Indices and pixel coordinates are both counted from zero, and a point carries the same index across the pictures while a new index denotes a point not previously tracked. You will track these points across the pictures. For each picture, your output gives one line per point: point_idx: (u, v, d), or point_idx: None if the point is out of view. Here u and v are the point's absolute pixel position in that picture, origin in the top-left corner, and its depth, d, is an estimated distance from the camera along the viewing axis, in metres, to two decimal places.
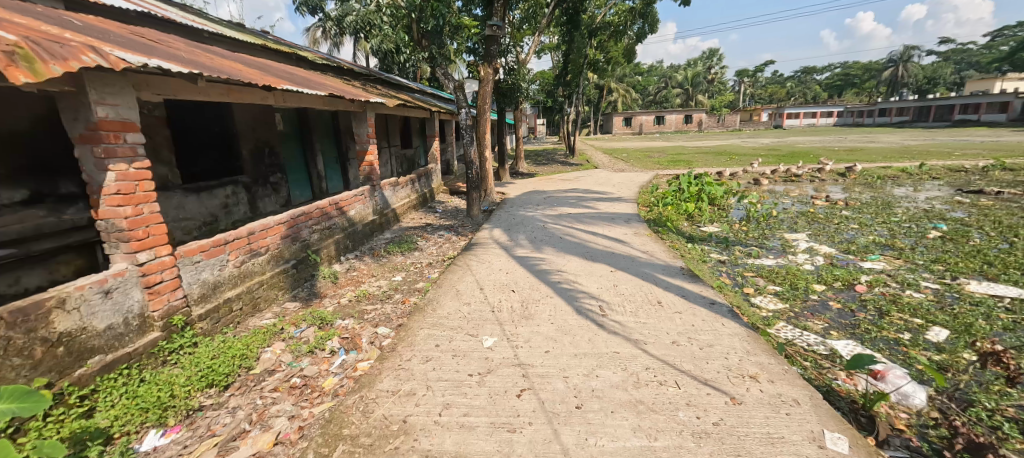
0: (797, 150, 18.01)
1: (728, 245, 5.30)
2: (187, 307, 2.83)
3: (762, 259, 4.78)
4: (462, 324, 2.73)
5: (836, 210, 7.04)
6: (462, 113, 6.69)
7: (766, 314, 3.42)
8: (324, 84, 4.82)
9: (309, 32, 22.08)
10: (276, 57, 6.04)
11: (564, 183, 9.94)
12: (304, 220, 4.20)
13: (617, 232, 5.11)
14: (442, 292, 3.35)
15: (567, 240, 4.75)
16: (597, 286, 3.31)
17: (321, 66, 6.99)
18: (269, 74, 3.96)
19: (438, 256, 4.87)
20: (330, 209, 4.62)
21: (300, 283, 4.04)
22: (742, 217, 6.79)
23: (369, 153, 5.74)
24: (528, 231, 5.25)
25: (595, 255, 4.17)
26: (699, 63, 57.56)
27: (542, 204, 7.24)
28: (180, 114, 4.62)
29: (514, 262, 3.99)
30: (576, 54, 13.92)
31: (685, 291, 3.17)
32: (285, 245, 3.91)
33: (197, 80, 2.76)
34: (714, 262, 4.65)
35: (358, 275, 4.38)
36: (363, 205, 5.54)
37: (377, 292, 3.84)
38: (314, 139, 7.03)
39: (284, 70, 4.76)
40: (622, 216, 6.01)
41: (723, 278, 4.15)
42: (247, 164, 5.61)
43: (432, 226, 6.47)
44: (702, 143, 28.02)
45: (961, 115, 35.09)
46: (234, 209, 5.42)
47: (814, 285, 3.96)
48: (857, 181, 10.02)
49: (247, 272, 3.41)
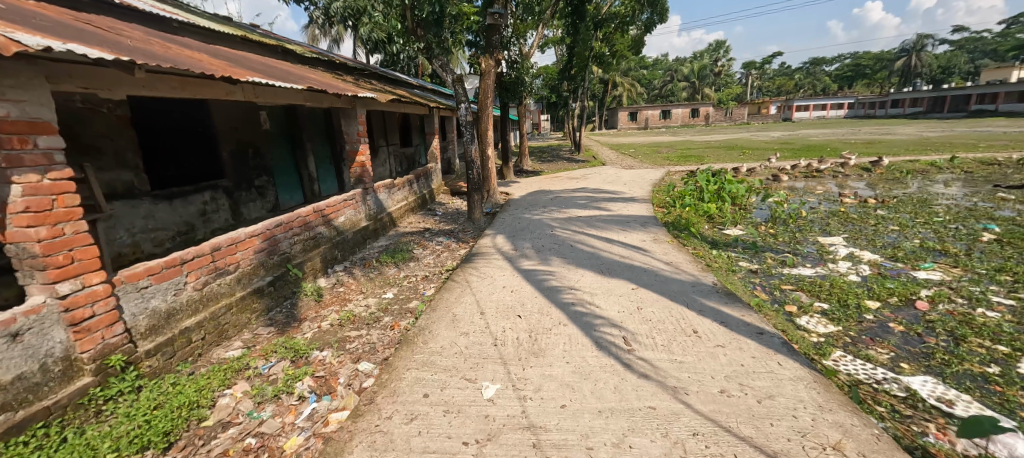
0: (812, 143, 17.30)
1: (758, 251, 4.77)
2: (129, 343, 2.37)
3: (799, 268, 4.25)
4: (459, 364, 2.24)
5: (870, 210, 6.47)
6: (462, 108, 6.15)
7: (817, 340, 2.91)
8: (307, 77, 4.34)
9: (307, 29, 21.55)
10: (260, 50, 5.58)
11: (571, 182, 9.43)
12: (283, 231, 3.73)
13: (634, 238, 4.59)
14: (436, 316, 2.86)
15: (579, 249, 4.24)
16: (619, 309, 2.81)
17: (311, 59, 6.53)
18: (242, 67, 3.49)
19: (435, 268, 4.38)
20: (313, 217, 4.15)
21: (278, 303, 3.57)
22: (767, 219, 6.23)
23: (360, 153, 5.25)
24: (535, 238, 4.75)
25: (612, 268, 3.66)
26: (704, 56, 56.50)
27: (549, 206, 6.73)
28: (149, 113, 4.18)
29: (520, 278, 3.50)
30: (581, 46, 13.37)
31: (725, 318, 2.66)
32: (259, 261, 3.44)
33: (134, 71, 2.28)
34: (745, 273, 4.11)
35: (345, 291, 3.90)
36: (354, 210, 5.06)
37: (364, 314, 3.37)
38: (305, 139, 6.57)
39: (263, 62, 4.28)
40: (637, 219, 5.50)
41: (757, 293, 3.63)
42: (228, 167, 5.16)
43: (431, 231, 5.99)
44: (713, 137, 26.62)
45: (978, 105, 34.06)
46: (214, 216, 4.97)
47: (866, 301, 3.43)
48: (884, 177, 9.41)
49: (210, 294, 2.95)
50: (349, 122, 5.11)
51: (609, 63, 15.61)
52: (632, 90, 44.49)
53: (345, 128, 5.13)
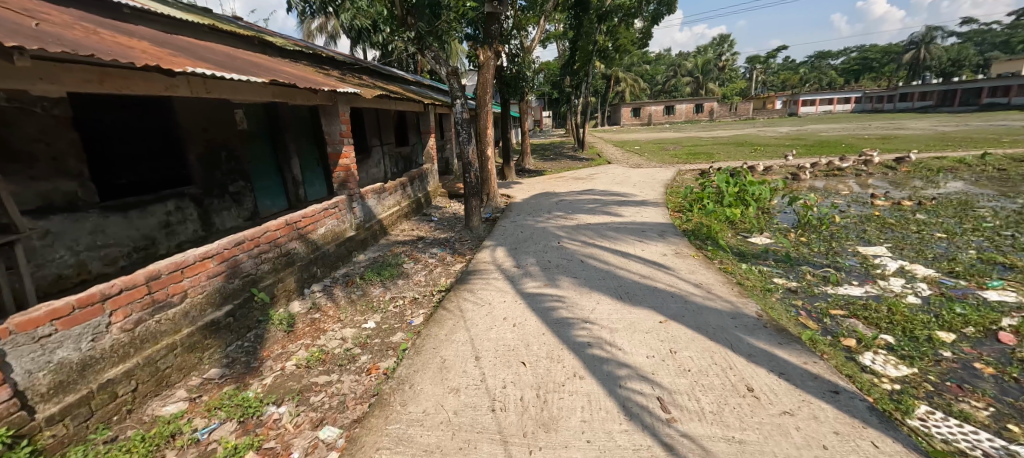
0: (825, 140, 16.44)
1: (793, 264, 4.21)
2: (20, 410, 1.83)
3: (845, 287, 3.68)
4: (444, 442, 1.69)
5: (908, 213, 5.88)
6: (457, 104, 5.53)
7: (893, 388, 2.34)
8: (278, 70, 3.79)
9: (303, 24, 20.91)
10: (233, 41, 5.05)
11: (577, 183, 8.84)
12: (245, 250, 3.19)
13: (652, 251, 4.02)
14: (420, 362, 2.32)
15: (591, 266, 3.69)
16: (647, 352, 2.26)
17: (292, 52, 5.97)
18: (191, 56, 2.94)
19: (426, 287, 3.83)
20: (283, 232, 3.60)
21: (239, 335, 3.04)
22: (795, 224, 5.65)
23: (343, 155, 4.64)
24: (540, 251, 4.20)
25: (633, 292, 3.11)
26: (709, 50, 55.25)
27: (554, 211, 6.18)
28: (95, 112, 3.66)
29: (523, 305, 2.95)
30: (585, 40, 12.80)
31: (783, 366, 2.10)
32: (214, 288, 2.90)
33: (15, 58, 1.72)
34: (784, 294, 3.54)
35: (320, 319, 3.36)
36: (336, 220, 4.51)
37: (338, 351, 2.82)
38: (288, 139, 6.03)
39: (227, 53, 3.74)
40: (653, 227, 4.95)
41: (803, 321, 3.07)
42: (196, 172, 4.62)
43: (425, 241, 5.45)
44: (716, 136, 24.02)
45: (990, 98, 33.25)
46: (179, 227, 4.43)
47: (937, 333, 2.88)
48: (911, 175, 8.80)
49: (145, 335, 2.41)
50: (330, 121, 4.54)
51: (613, 58, 14.99)
52: (635, 85, 43.83)
53: (327, 128, 4.56)
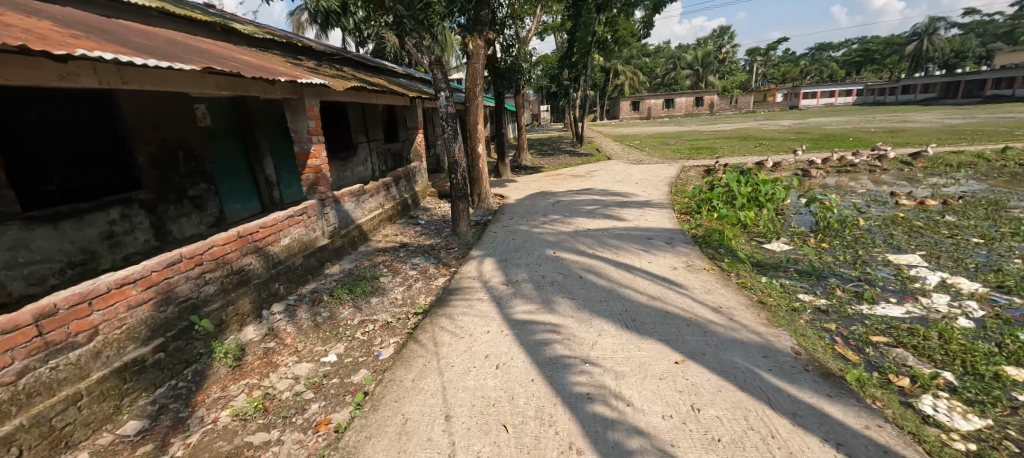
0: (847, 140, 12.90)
1: (818, 276, 3.75)
2: None
3: (882, 306, 3.20)
4: None
5: (935, 215, 5.40)
6: (442, 96, 4.96)
7: (969, 449, 1.86)
8: (227, 57, 3.27)
9: (291, 16, 20.27)
10: (190, 27, 4.51)
11: (575, 181, 8.35)
12: (181, 271, 2.70)
13: (660, 264, 3.53)
14: (375, 422, 1.84)
15: (591, 284, 3.20)
16: (664, 409, 1.78)
17: (262, 40, 5.43)
18: (106, 39, 2.42)
19: (403, 308, 3.33)
20: (232, 246, 3.11)
21: (172, 373, 2.55)
22: (813, 227, 5.17)
23: (312, 155, 4.12)
24: (534, 264, 3.72)
25: (642, 318, 2.62)
26: (710, 43, 54.11)
27: (550, 213, 5.68)
28: (14, 108, 3.15)
29: (510, 336, 2.47)
30: (582, 30, 12.54)
31: (839, 433, 1.63)
32: (137, 318, 2.42)
33: None
34: (813, 316, 3.07)
35: (274, 350, 2.86)
36: (304, 228, 4.01)
37: (285, 395, 2.33)
38: (258, 136, 5.52)
39: (167, 38, 3.22)
40: (660, 232, 4.47)
41: (842, 353, 2.59)
42: (146, 174, 4.11)
43: (408, 248, 4.96)
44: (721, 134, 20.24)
45: (994, 89, 32.81)
46: (126, 238, 3.93)
47: (1007, 368, 2.40)
48: (928, 171, 8.32)
49: (33, 387, 1.93)
50: (296, 116, 4.01)
51: (612, 50, 14.44)
52: (634, 78, 43.12)
53: (293, 125, 4.03)
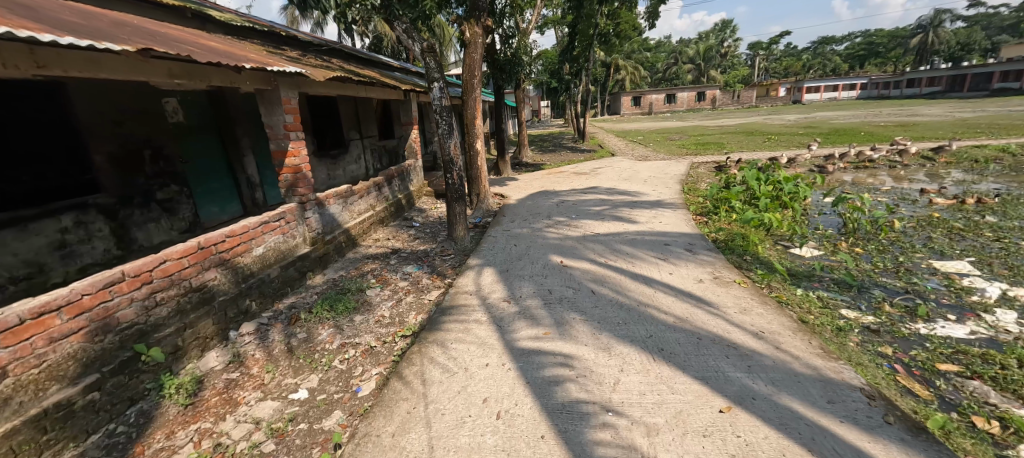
0: (865, 140, 11.04)
1: (858, 287, 3.33)
2: None
3: (941, 326, 2.77)
4: None
5: (972, 214, 4.97)
6: (435, 88, 4.51)
7: None
8: (184, 41, 2.84)
9: (285, 10, 19.79)
10: (156, 12, 4.09)
11: (580, 179, 7.92)
12: (124, 291, 2.29)
13: (682, 276, 3.12)
14: None
15: (606, 301, 2.78)
16: None
17: (241, 29, 5.00)
18: (20, 14, 2.00)
19: (389, 328, 2.91)
20: (189, 260, 2.69)
21: (110, 415, 2.14)
22: (842, 229, 4.74)
23: (291, 153, 3.70)
24: (539, 275, 3.30)
25: (671, 346, 2.20)
26: (712, 37, 53.55)
27: (554, 215, 5.26)
28: None
29: (512, 372, 2.05)
30: (584, 24, 12.12)
31: None
32: (63, 352, 2.00)
33: None
34: (864, 337, 2.64)
35: (237, 382, 2.45)
36: (282, 235, 3.59)
37: (240, 447, 1.91)
38: (237, 133, 5.10)
39: (115, 20, 2.80)
40: (678, 238, 4.05)
41: (908, 387, 2.16)
42: (106, 176, 3.68)
43: (400, 254, 4.53)
44: (716, 133, 17.66)
45: (1001, 83, 32.29)
46: (81, 247, 3.52)
47: None
48: (952, 167, 7.88)
49: None
50: (270, 110, 3.60)
51: (614, 44, 14.01)
52: (636, 73, 42.56)
53: (267, 120, 3.62)
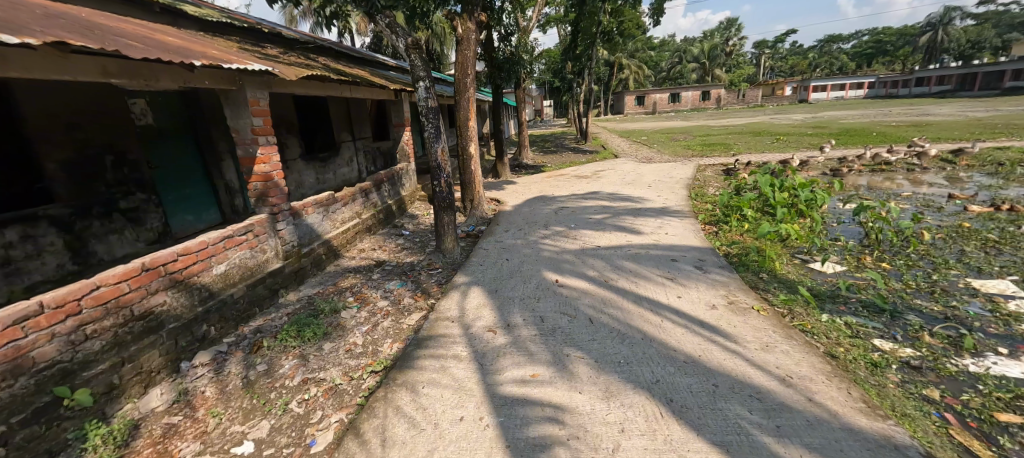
0: (870, 140, 10.89)
1: (890, 311, 2.95)
2: None
3: (993, 361, 2.40)
4: None
5: (1005, 224, 4.58)
6: (420, 87, 4.16)
7: None
8: (127, 34, 2.51)
9: (282, 10, 19.57)
10: (118, 6, 3.77)
11: (581, 183, 7.56)
12: (40, 326, 1.95)
13: (693, 300, 2.76)
14: None
15: (607, 332, 2.42)
16: None
17: (216, 25, 4.68)
18: None
19: (360, 360, 2.58)
20: (130, 285, 2.36)
21: None
22: (863, 241, 4.36)
23: (259, 159, 3.39)
24: (532, 297, 2.95)
25: (682, 396, 1.84)
26: (716, 36, 53.02)
27: (552, 224, 4.91)
28: None
29: (490, 430, 1.70)
30: (586, 21, 11.75)
31: None
32: None
33: None
34: (904, 375, 2.26)
35: (177, 429, 2.12)
36: (250, 250, 3.26)
37: None
38: (213, 136, 4.77)
39: (49, 12, 2.48)
40: (686, 252, 3.69)
41: (968, 446, 1.76)
42: (60, 184, 3.36)
43: (385, 267, 4.20)
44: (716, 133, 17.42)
45: (1013, 82, 31.60)
46: (28, 264, 3.20)
47: None
48: (973, 170, 7.46)
49: None
50: (236, 112, 3.29)
51: (618, 42, 13.64)
52: (639, 73, 42.05)
53: (233, 123, 3.31)
